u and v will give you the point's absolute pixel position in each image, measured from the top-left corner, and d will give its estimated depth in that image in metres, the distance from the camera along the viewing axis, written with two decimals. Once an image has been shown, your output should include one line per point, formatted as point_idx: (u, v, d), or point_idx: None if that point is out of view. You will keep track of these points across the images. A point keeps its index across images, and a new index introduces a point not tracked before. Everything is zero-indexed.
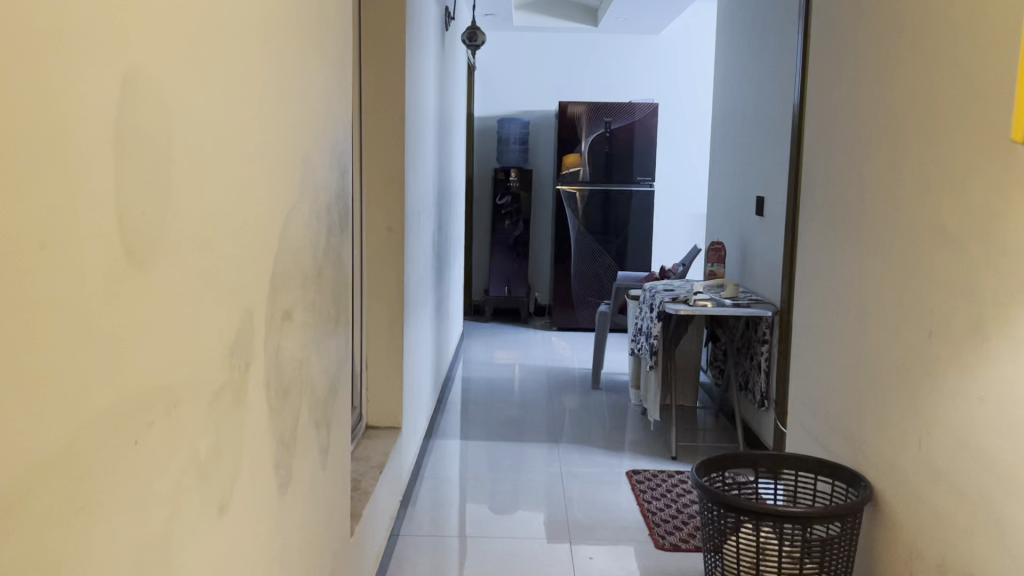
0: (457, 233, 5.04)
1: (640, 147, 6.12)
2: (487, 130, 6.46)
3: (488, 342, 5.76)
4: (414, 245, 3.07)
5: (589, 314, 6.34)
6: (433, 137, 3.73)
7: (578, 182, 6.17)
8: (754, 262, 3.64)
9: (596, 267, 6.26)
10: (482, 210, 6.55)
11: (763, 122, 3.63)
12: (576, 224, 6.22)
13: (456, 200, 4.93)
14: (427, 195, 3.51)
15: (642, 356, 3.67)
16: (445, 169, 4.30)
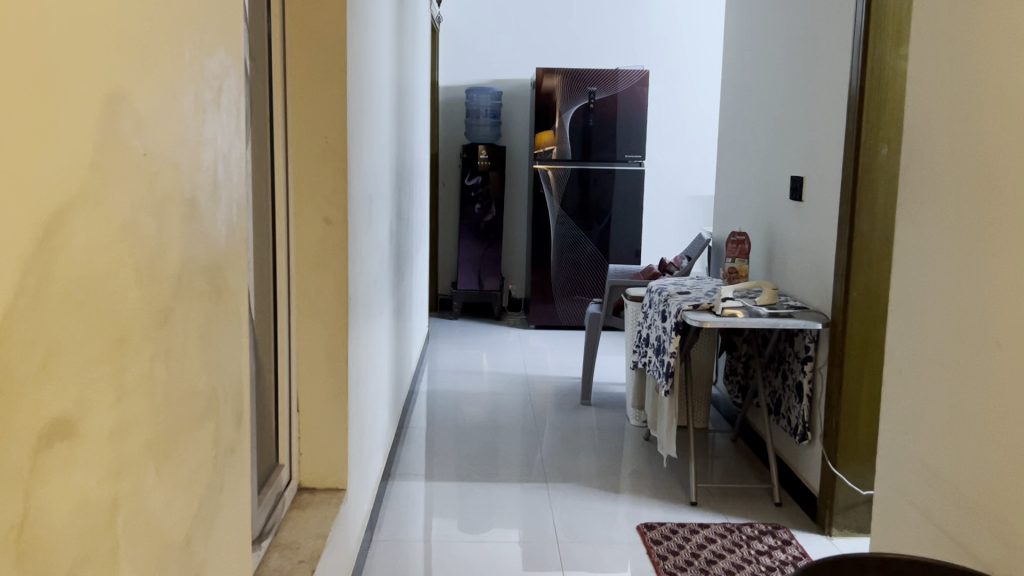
0: (418, 222, 4.30)
1: (626, 120, 5.43)
2: (454, 101, 5.71)
3: (457, 343, 5.04)
4: (364, 241, 2.35)
5: (571, 308, 5.65)
6: (389, 103, 2.98)
7: (556, 161, 5.46)
8: (786, 257, 2.97)
9: (579, 256, 5.57)
10: (448, 192, 5.81)
11: (796, 84, 2.95)
12: (556, 208, 5.51)
13: (418, 183, 4.18)
14: (381, 176, 2.78)
15: (651, 373, 2.99)
16: (405, 145, 3.55)
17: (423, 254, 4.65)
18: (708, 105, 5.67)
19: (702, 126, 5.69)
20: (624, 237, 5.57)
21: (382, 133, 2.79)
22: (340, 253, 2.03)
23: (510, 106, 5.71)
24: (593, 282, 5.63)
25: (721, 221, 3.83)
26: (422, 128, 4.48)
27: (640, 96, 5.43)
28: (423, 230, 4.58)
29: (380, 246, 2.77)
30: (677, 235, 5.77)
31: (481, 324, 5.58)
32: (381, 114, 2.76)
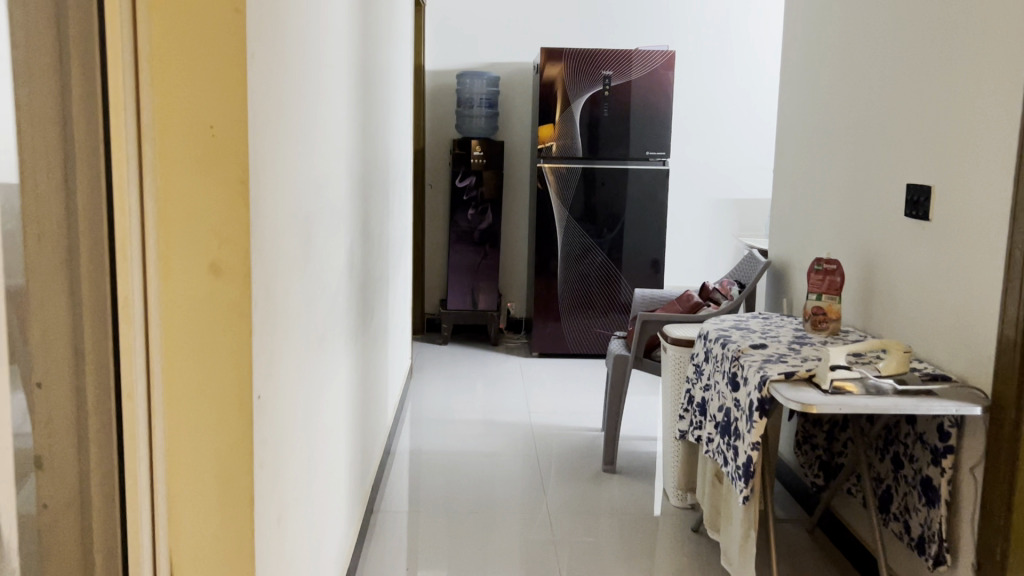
0: (397, 236, 3.46)
1: (646, 110, 4.61)
2: (443, 89, 4.88)
3: (446, 376, 4.20)
4: (295, 290, 1.53)
5: (579, 330, 4.82)
6: (348, 84, 2.15)
7: (563, 158, 4.64)
8: (900, 296, 2.15)
9: (588, 268, 4.75)
10: (437, 195, 4.97)
11: (910, 57, 2.13)
12: (563, 213, 4.68)
13: (396, 189, 3.35)
14: (335, 187, 1.95)
15: (711, 456, 2.17)
16: (377, 141, 2.73)
17: (403, 273, 3.82)
18: (744, 96, 4.84)
19: (737, 119, 4.86)
20: (642, 247, 4.76)
21: (334, 124, 1.96)
22: (238, 322, 1.21)
23: (509, 94, 4.88)
24: (605, 299, 4.81)
25: (783, 239, 3.00)
26: (402, 119, 3.66)
27: (664, 82, 4.59)
28: (404, 241, 3.75)
29: (332, 289, 1.94)
30: (703, 245, 4.95)
31: (475, 351, 4.74)
32: (333, 96, 1.93)
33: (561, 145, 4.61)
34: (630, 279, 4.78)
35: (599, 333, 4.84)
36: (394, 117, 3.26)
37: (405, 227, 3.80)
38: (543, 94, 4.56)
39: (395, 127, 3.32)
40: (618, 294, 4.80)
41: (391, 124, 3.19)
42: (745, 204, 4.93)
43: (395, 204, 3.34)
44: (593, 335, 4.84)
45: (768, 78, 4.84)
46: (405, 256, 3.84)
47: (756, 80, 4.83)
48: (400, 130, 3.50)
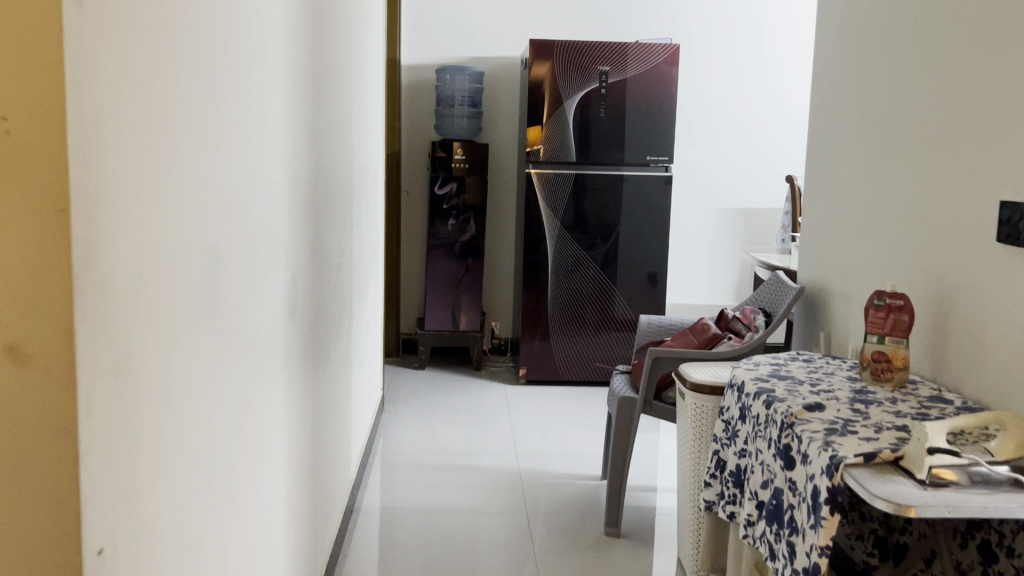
0: (364, 253, 2.98)
1: (647, 110, 4.16)
2: (421, 86, 4.41)
3: (423, 409, 3.72)
4: (188, 358, 1.05)
5: (571, 353, 4.37)
6: (291, 71, 1.68)
7: (554, 163, 4.18)
8: (990, 343, 1.70)
9: (580, 283, 4.29)
10: (414, 203, 4.50)
11: (1002, 38, 1.68)
12: (553, 223, 4.22)
13: (363, 199, 2.88)
14: (267, 204, 1.48)
15: (753, 545, 1.71)
16: (335, 144, 2.26)
17: (373, 294, 3.35)
18: (754, 96, 4.39)
19: (746, 121, 4.41)
20: (640, 261, 4.31)
21: (266, 122, 1.49)
22: (53, 437, 0.74)
23: (495, 91, 4.42)
24: (599, 318, 4.35)
25: (818, 261, 2.55)
26: (371, 117, 3.19)
27: (667, 79, 4.14)
28: (374, 256, 3.28)
29: (261, 339, 1.47)
30: (708, 259, 4.50)
31: (455, 376, 4.27)
32: (264, 85, 1.46)
33: (551, 149, 4.15)
34: (627, 295, 4.33)
35: (592, 356, 4.38)
36: (360, 116, 2.80)
37: (375, 241, 3.33)
38: (533, 92, 4.11)
39: (362, 127, 2.86)
40: (614, 312, 4.35)
41: (356, 123, 2.72)
42: (754, 214, 4.49)
43: (361, 216, 2.87)
44: (586, 358, 4.38)
45: (781, 76, 4.39)
46: (376, 275, 3.37)
47: (767, 78, 4.39)
48: (369, 131, 3.04)
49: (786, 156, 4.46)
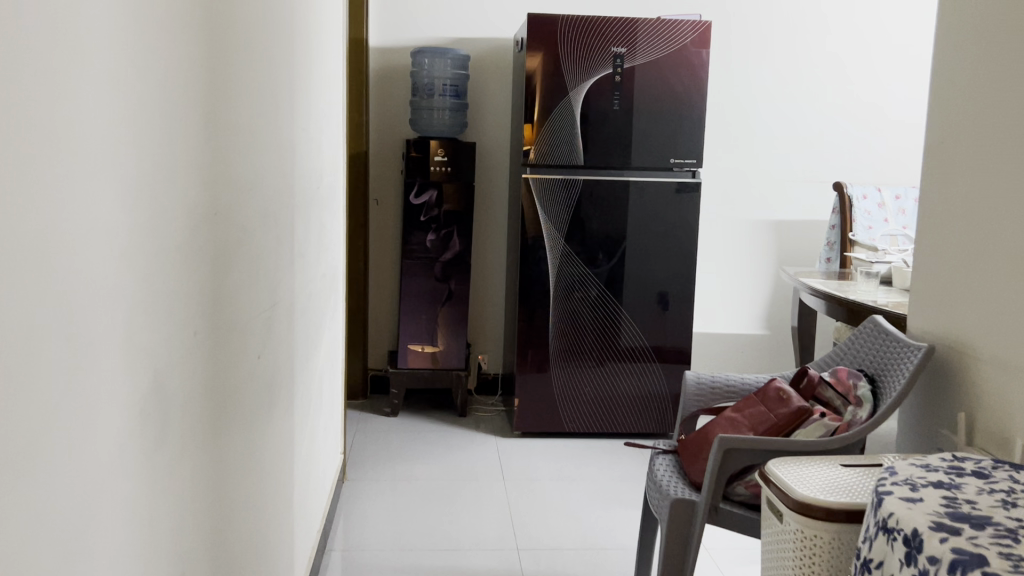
0: (317, 288, 2.23)
1: (669, 103, 3.42)
2: (394, 73, 3.66)
3: (394, 475, 2.97)
4: None
5: (574, 391, 3.59)
6: (154, 9, 0.93)
7: (555, 167, 3.44)
8: None
9: (584, 309, 3.54)
10: (385, 214, 3.74)
11: None
12: (554, 238, 3.48)
13: (313, 217, 2.13)
14: (72, 267, 0.74)
15: None
16: (261, 139, 1.51)
17: (332, 336, 2.60)
18: (792, 87, 3.69)
19: (782, 117, 3.70)
20: (656, 281, 3.55)
21: (76, 99, 0.74)
22: None
23: (483, 81, 3.68)
24: (607, 349, 3.58)
25: (947, 307, 1.83)
26: (327, 107, 2.43)
27: (695, 64, 3.40)
28: (332, 286, 2.53)
29: (47, 550, 0.72)
30: (739, 280, 3.81)
31: (436, 425, 3.51)
32: (60, 22, 0.70)
33: (553, 149, 3.42)
34: (639, 323, 3.57)
35: (600, 395, 3.61)
36: (307, 103, 2.05)
37: (333, 267, 2.58)
38: (530, 80, 3.37)
39: (311, 119, 2.11)
40: (624, 343, 3.58)
41: (302, 111, 1.97)
42: (792, 228, 3.79)
43: (311, 241, 2.11)
44: (590, 399, 3.61)
45: (824, 64, 3.69)
46: (335, 312, 2.62)
47: (809, 66, 3.68)
48: (322, 124, 2.29)
49: (827, 159, 3.77)
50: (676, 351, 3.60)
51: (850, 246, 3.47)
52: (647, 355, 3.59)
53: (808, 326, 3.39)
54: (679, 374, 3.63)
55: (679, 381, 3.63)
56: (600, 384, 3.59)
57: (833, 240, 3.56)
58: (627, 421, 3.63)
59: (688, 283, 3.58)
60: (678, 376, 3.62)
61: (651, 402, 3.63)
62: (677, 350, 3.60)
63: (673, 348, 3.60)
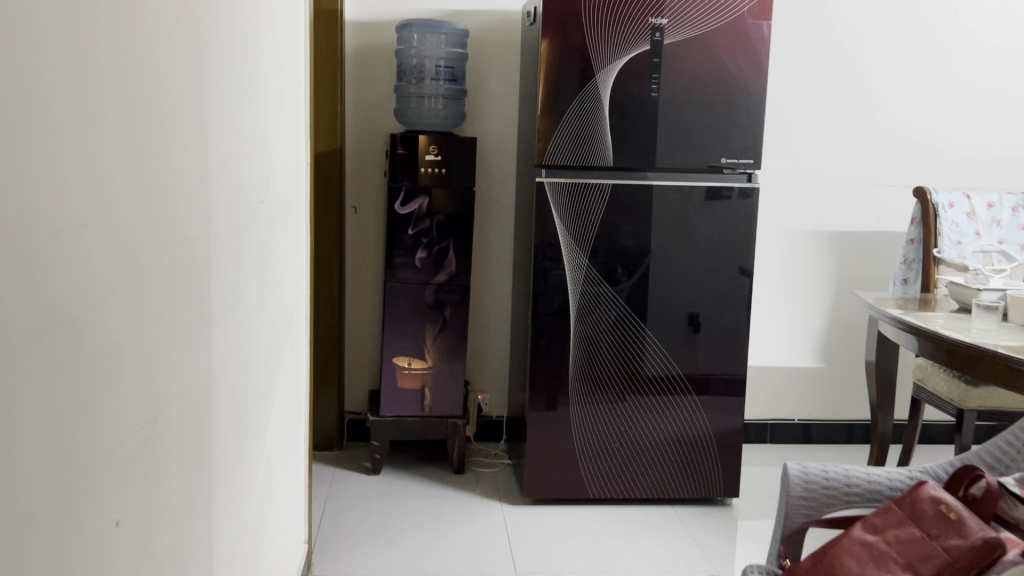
0: (264, 347, 1.58)
1: (720, 88, 2.76)
2: (375, 54, 3.00)
3: (378, 563, 2.33)
4: None
5: (597, 437, 2.89)
6: None
7: (575, 168, 2.77)
8: None
9: (603, 337, 2.85)
10: (366, 226, 3.07)
11: None
12: (573, 256, 2.81)
13: (254, 247, 1.47)
14: None
15: None
16: (134, 135, 0.86)
17: (288, 398, 1.94)
18: (854, 74, 3.11)
19: (842, 108, 3.13)
20: (687, 298, 2.87)
21: None
22: None
23: (486, 64, 3.04)
24: (633, 384, 2.89)
25: None
26: (280, 90, 1.78)
27: (752, 41, 2.75)
28: (290, 334, 1.87)
29: None
30: (789, 302, 3.22)
31: (428, 487, 2.85)
32: None
33: (576, 148, 2.76)
34: (671, 348, 2.89)
35: (631, 440, 2.90)
36: (243, 79, 1.40)
37: (293, 305, 1.91)
38: (548, 60, 2.71)
39: (251, 103, 1.45)
40: (650, 373, 2.89)
41: (233, 90, 1.32)
42: (851, 240, 3.21)
43: (251, 282, 1.46)
44: (615, 450, 2.91)
45: (891, 49, 3.12)
46: (292, 366, 1.96)
47: (874, 50, 3.11)
48: (271, 111, 1.63)
49: (893, 161, 3.19)
50: (724, 381, 2.92)
51: (935, 264, 2.82)
52: (678, 384, 2.90)
53: (889, 363, 2.76)
54: (728, 411, 2.93)
55: (728, 420, 2.94)
56: (630, 429, 2.90)
57: (912, 258, 2.94)
58: (662, 472, 2.93)
59: (740, 311, 2.91)
60: (724, 413, 2.93)
61: (688, 445, 2.93)
62: (725, 378, 2.92)
63: (716, 377, 2.91)
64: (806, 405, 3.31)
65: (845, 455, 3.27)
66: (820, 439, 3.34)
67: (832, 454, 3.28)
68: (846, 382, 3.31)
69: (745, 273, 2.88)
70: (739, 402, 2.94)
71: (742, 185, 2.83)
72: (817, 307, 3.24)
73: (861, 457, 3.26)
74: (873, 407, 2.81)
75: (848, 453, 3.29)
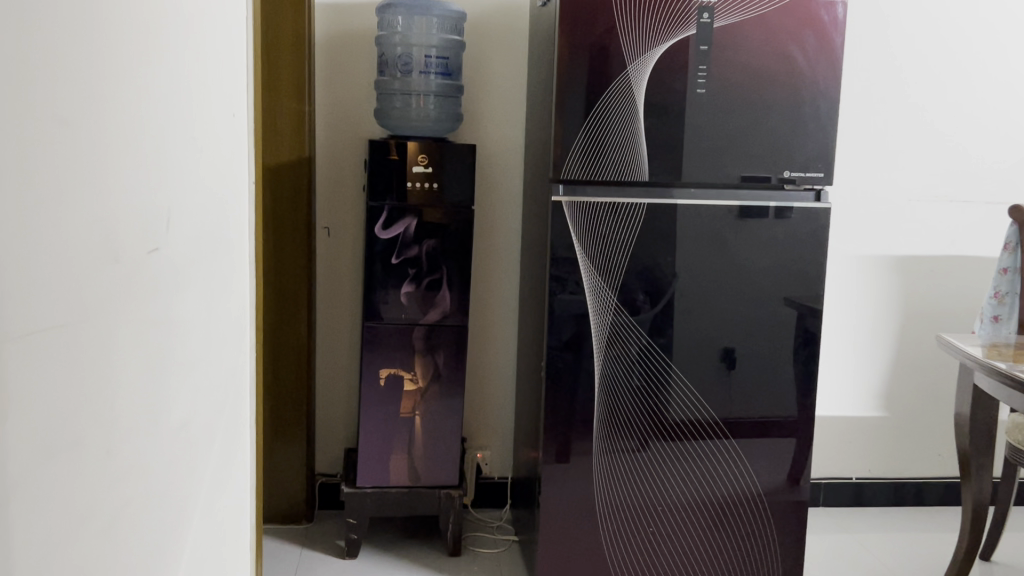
0: (165, 464, 1.07)
1: (786, 85, 2.16)
2: (353, 43, 2.47)
3: None
4: None
5: (618, 500, 2.31)
6: None
7: (600, 183, 2.17)
8: None
9: (623, 377, 2.27)
10: (341, 253, 2.54)
11: None
12: (592, 282, 2.22)
13: (123, 333, 0.97)
14: None
15: None
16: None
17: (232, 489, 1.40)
18: (931, 71, 2.60)
19: (913, 109, 2.62)
20: (719, 328, 2.28)
21: None
22: None
23: (489, 57, 2.52)
24: (659, 433, 2.31)
25: None
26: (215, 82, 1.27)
27: (824, 23, 2.16)
28: (224, 413, 1.33)
29: None
30: (850, 340, 2.71)
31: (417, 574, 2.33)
32: None
33: (603, 159, 2.15)
34: (705, 388, 2.30)
35: (659, 502, 2.33)
36: (132, 86, 0.94)
37: (231, 370, 1.38)
38: (569, 48, 2.11)
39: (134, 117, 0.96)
40: (681, 419, 2.31)
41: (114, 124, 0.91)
42: (924, 267, 2.70)
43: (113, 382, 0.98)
44: (644, 511, 2.33)
45: (976, 41, 2.62)
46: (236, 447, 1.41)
47: (955, 39, 2.60)
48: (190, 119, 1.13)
49: (975, 174, 2.68)
50: (766, 425, 2.35)
51: None
52: (711, 427, 2.32)
53: (988, 423, 2.23)
54: (776, 463, 2.37)
55: (776, 473, 2.37)
56: (661, 485, 2.33)
57: (1004, 290, 2.43)
58: (702, 538, 2.37)
59: (801, 358, 2.34)
60: (771, 466, 2.36)
61: (731, 504, 2.36)
62: (769, 422, 2.35)
63: (759, 421, 2.34)
64: (866, 461, 2.79)
65: (913, 521, 2.74)
66: (882, 500, 2.82)
67: (897, 518, 2.76)
68: (913, 433, 2.79)
69: (790, 304, 2.30)
70: (790, 452, 2.37)
71: (779, 203, 2.24)
72: (880, 346, 2.73)
73: (933, 522, 2.75)
74: (964, 456, 2.29)
75: (917, 516, 2.77)
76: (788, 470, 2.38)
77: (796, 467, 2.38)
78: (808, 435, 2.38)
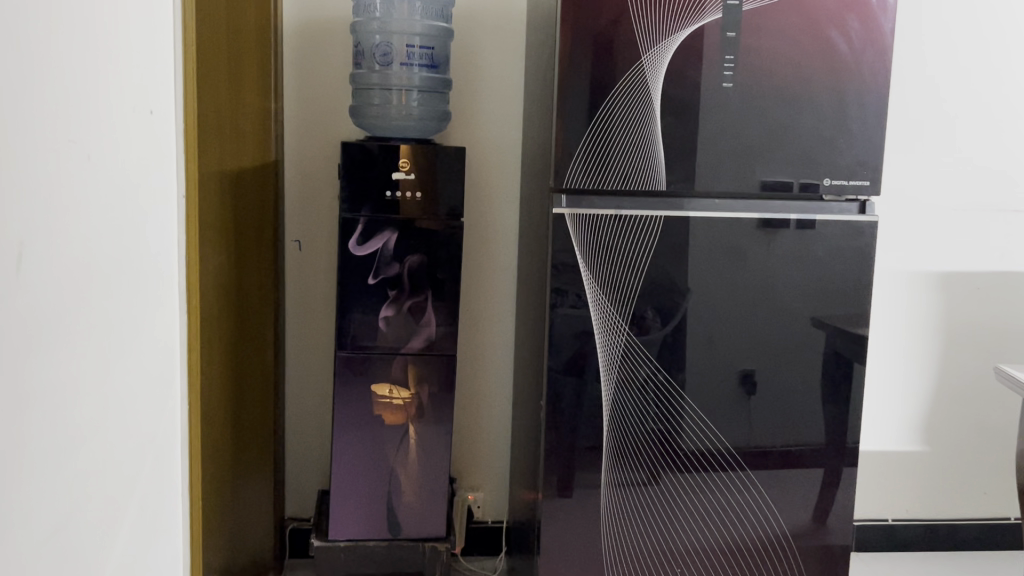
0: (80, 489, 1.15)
1: (827, 76, 1.86)
2: (327, 37, 2.21)
3: None
4: None
5: (626, 539, 2.00)
6: None
7: (607, 190, 1.86)
8: None
9: (625, 405, 1.94)
10: (314, 268, 2.29)
11: None
12: (596, 302, 1.89)
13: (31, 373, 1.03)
14: None
15: None
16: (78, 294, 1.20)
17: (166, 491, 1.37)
18: (984, 64, 2.31)
19: (961, 105, 2.32)
20: (741, 348, 1.96)
21: None
22: None
23: (483, 45, 2.22)
24: (666, 467, 1.98)
25: None
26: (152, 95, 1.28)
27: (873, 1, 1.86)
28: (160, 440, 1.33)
29: None
30: (889, 365, 2.41)
31: None
32: None
33: (613, 165, 1.84)
34: (718, 415, 1.98)
35: (666, 545, 2.01)
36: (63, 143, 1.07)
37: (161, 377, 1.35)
38: (577, 32, 1.80)
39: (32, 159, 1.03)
40: (691, 451, 1.99)
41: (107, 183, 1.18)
42: (972, 283, 2.41)
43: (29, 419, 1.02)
44: (654, 551, 2.01)
45: None
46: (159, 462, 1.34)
47: (1012, 28, 2.31)
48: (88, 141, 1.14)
49: None
50: (789, 455, 2.03)
51: None
52: (730, 456, 2.00)
53: None
54: (798, 498, 2.04)
55: (800, 510, 2.05)
56: (673, 520, 2.01)
57: None
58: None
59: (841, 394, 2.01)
60: (794, 500, 2.04)
61: (751, 540, 2.04)
62: (791, 451, 2.02)
63: (779, 451, 2.02)
64: (901, 500, 2.48)
65: (958, 569, 2.44)
66: (921, 544, 2.51)
67: (939, 566, 2.45)
68: (954, 469, 2.49)
69: (818, 324, 1.98)
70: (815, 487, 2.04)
71: (801, 214, 1.91)
72: (917, 371, 2.43)
73: (980, 570, 2.44)
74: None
75: (961, 564, 2.46)
76: (814, 506, 2.05)
77: (822, 502, 2.05)
78: (839, 467, 2.05)
